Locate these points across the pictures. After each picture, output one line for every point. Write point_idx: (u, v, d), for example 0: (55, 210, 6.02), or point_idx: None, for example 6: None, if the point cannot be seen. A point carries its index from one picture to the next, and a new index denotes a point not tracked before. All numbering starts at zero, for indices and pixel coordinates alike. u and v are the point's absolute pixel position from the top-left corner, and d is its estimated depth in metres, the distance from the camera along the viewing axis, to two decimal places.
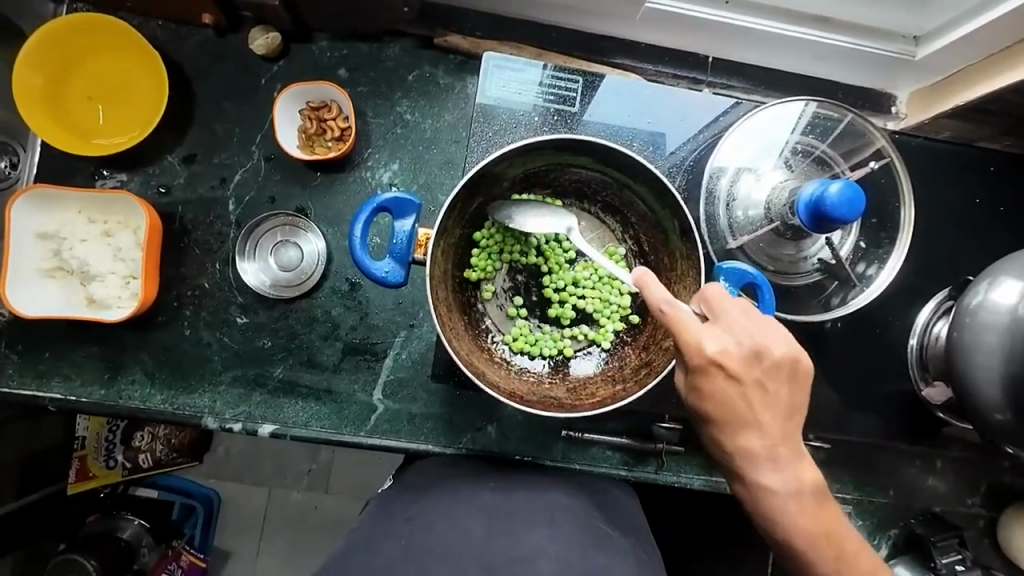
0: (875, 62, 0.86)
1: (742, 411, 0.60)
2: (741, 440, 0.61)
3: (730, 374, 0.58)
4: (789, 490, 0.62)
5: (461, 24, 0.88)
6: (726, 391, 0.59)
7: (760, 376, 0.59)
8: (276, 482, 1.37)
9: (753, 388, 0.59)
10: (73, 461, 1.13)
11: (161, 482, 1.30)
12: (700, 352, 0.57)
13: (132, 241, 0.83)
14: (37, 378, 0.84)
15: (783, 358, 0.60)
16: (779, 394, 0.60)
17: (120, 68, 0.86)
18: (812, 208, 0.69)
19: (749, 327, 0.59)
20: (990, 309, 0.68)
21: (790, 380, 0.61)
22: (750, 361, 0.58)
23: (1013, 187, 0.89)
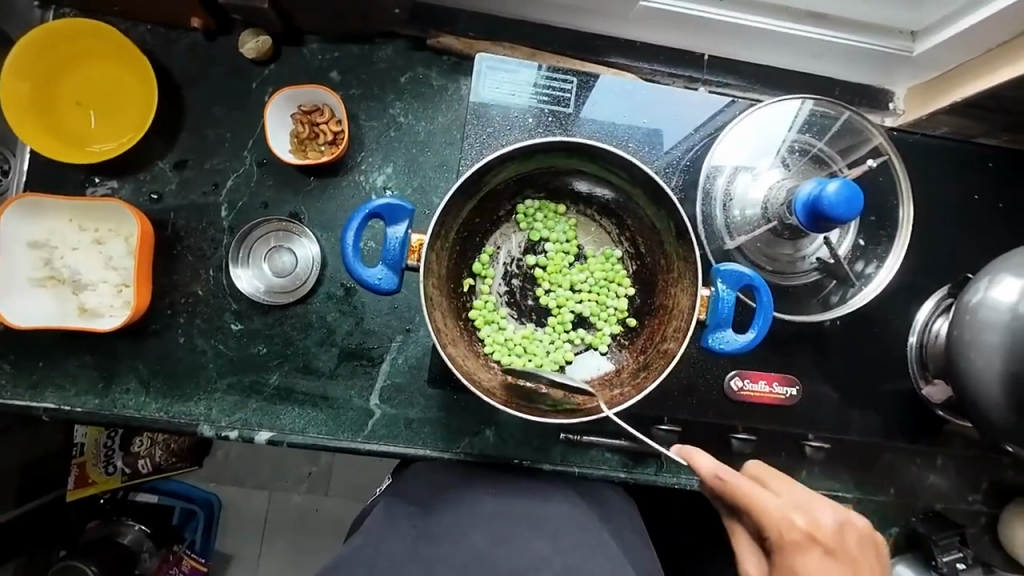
0: (872, 58, 0.85)
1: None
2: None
3: (823, 549, 0.60)
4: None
5: (453, 24, 0.87)
6: (826, 573, 0.59)
7: (852, 553, 0.61)
8: (276, 486, 1.37)
9: (847, 567, 0.60)
10: (72, 469, 1.18)
11: (161, 487, 1.30)
12: (789, 524, 0.60)
13: (124, 249, 0.82)
14: (30, 388, 0.83)
15: (865, 532, 0.63)
16: (869, 573, 0.62)
17: (109, 74, 0.85)
18: (809, 208, 0.68)
19: (823, 497, 0.64)
20: (990, 307, 0.68)
21: (875, 558, 0.63)
22: (838, 534, 0.61)
23: (1013, 182, 0.88)
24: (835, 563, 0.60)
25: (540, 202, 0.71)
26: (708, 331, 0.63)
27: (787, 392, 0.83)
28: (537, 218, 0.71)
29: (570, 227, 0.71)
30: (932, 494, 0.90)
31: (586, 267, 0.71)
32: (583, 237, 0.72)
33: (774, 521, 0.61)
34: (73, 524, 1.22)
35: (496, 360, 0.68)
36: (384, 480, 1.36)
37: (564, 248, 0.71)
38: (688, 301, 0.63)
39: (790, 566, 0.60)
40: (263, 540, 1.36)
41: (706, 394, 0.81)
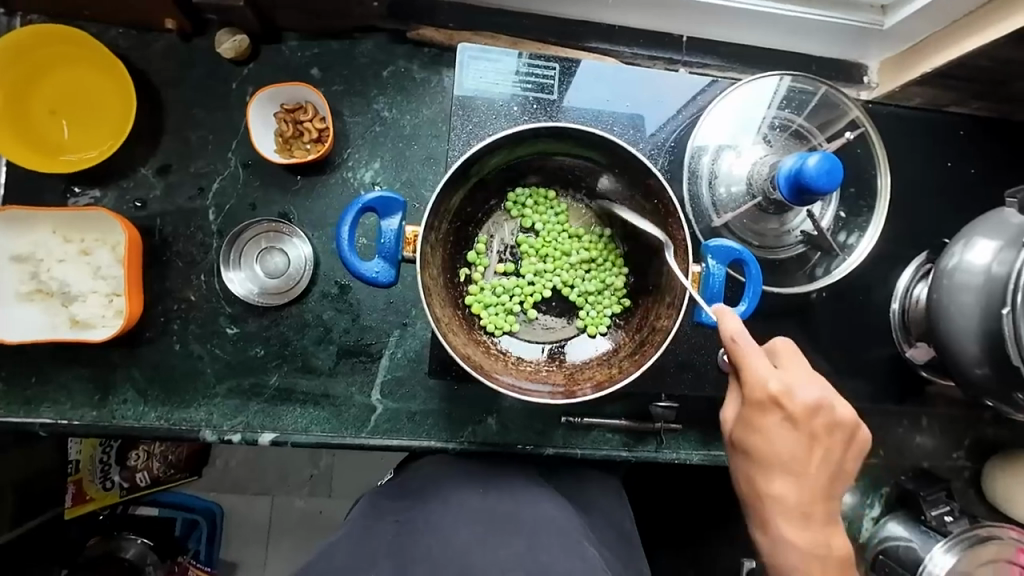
0: (844, 33, 0.87)
1: (791, 456, 0.64)
2: (777, 482, 0.65)
3: (789, 417, 0.63)
4: (803, 538, 0.66)
5: (433, 15, 0.87)
6: (782, 435, 0.63)
7: (818, 428, 0.64)
8: (279, 488, 1.38)
9: (807, 437, 0.64)
10: (68, 486, 1.15)
11: (161, 499, 1.28)
12: (764, 389, 0.62)
13: (111, 258, 0.81)
14: (25, 405, 0.82)
15: (844, 416, 0.65)
16: (831, 447, 0.66)
17: (84, 81, 0.83)
18: (792, 181, 0.70)
19: (818, 377, 0.63)
20: (965, 269, 0.71)
21: (846, 440, 0.66)
22: (811, 410, 0.63)
23: (985, 149, 0.91)
24: (795, 430, 0.63)
25: (529, 188, 0.72)
26: (701, 306, 0.65)
27: None
28: (527, 202, 0.72)
29: (561, 209, 0.72)
30: (918, 453, 0.94)
31: (580, 246, 0.72)
32: (573, 221, 0.73)
33: (757, 386, 0.62)
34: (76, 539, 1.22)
35: (494, 347, 0.68)
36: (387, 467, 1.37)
37: (557, 230, 0.72)
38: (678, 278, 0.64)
39: (747, 419, 0.64)
40: (269, 543, 1.37)
41: (701, 369, 0.83)
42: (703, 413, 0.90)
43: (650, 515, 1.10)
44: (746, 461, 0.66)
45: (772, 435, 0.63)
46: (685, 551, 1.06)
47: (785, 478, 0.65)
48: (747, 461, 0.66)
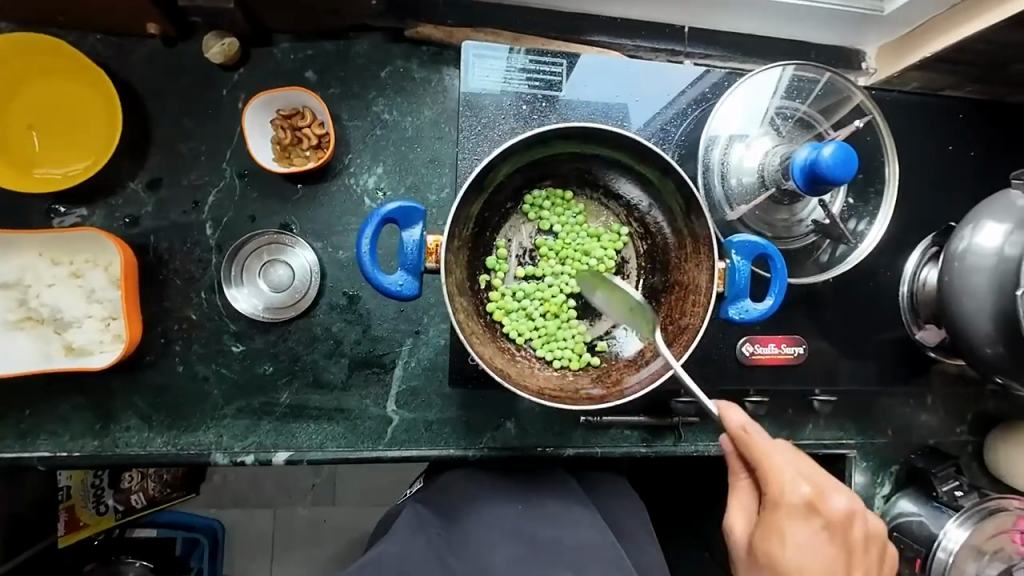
0: (845, 20, 0.87)
1: (820, 570, 0.63)
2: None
3: (818, 526, 0.63)
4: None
5: (431, 12, 0.84)
6: (811, 547, 0.62)
7: (845, 540, 0.64)
8: (282, 501, 1.35)
9: (835, 548, 0.63)
10: (58, 514, 1.11)
11: (158, 519, 1.25)
12: (792, 489, 0.62)
13: (104, 280, 0.76)
14: (20, 438, 0.78)
15: (869, 526, 0.66)
16: (857, 561, 0.65)
17: (65, 93, 0.78)
18: (807, 172, 0.71)
19: (840, 483, 0.65)
20: (976, 252, 0.72)
21: (867, 552, 0.66)
22: (843, 517, 0.63)
23: (981, 131, 0.93)
24: (823, 539, 0.63)
25: (545, 189, 0.70)
26: (728, 303, 0.64)
27: (793, 351, 0.86)
28: (544, 204, 0.70)
29: (579, 208, 0.71)
30: (925, 431, 0.96)
31: (600, 244, 0.70)
32: (591, 220, 0.72)
33: (782, 491, 0.62)
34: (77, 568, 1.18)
35: (519, 354, 0.67)
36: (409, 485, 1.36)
37: (576, 231, 0.70)
38: (705, 274, 0.63)
39: (775, 526, 0.63)
40: (278, 558, 1.34)
41: (718, 361, 0.84)
42: None
43: (663, 505, 1.11)
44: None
45: (799, 545, 0.62)
46: (698, 538, 1.08)
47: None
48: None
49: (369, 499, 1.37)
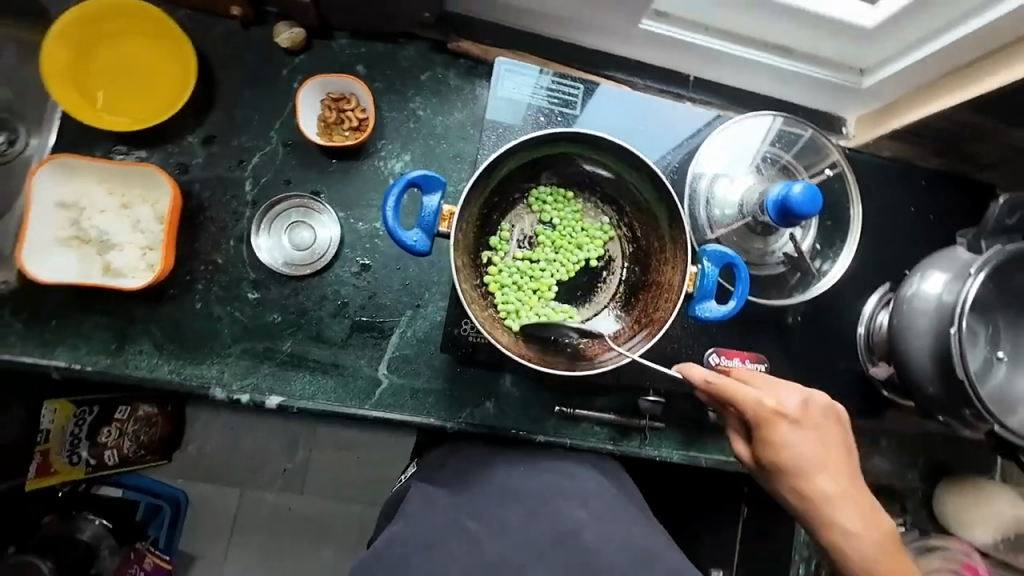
0: (830, 88, 1.00)
1: (811, 455, 0.71)
2: (816, 482, 0.70)
3: (794, 420, 0.71)
4: (860, 519, 0.70)
5: (474, 31, 0.97)
6: (795, 442, 0.70)
7: (820, 426, 0.72)
8: (251, 483, 1.51)
9: (815, 434, 0.71)
10: (34, 456, 1.17)
11: (127, 482, 1.38)
12: (758, 405, 0.71)
13: (150, 214, 0.86)
14: (40, 346, 0.85)
15: (829, 407, 0.73)
16: (835, 441, 0.72)
17: (149, 51, 0.90)
18: (778, 206, 0.81)
19: (791, 382, 0.73)
20: (922, 297, 0.81)
21: (840, 431, 0.73)
22: (803, 410, 0.71)
23: (944, 198, 1.04)
24: (802, 430, 0.71)
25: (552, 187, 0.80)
26: (696, 301, 0.73)
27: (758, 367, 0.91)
28: (549, 199, 0.80)
29: (578, 208, 0.80)
30: (875, 471, 1.02)
31: (592, 240, 0.79)
32: (586, 217, 0.81)
33: (749, 401, 0.71)
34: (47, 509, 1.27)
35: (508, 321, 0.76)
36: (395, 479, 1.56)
37: (572, 226, 0.80)
38: (676, 278, 0.72)
39: (762, 437, 0.71)
40: (235, 539, 1.49)
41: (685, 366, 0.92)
42: (684, 414, 0.98)
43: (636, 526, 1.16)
44: (780, 475, 0.72)
45: (787, 443, 0.70)
46: None
47: (818, 475, 0.70)
48: (782, 474, 0.72)
49: (351, 495, 1.54)
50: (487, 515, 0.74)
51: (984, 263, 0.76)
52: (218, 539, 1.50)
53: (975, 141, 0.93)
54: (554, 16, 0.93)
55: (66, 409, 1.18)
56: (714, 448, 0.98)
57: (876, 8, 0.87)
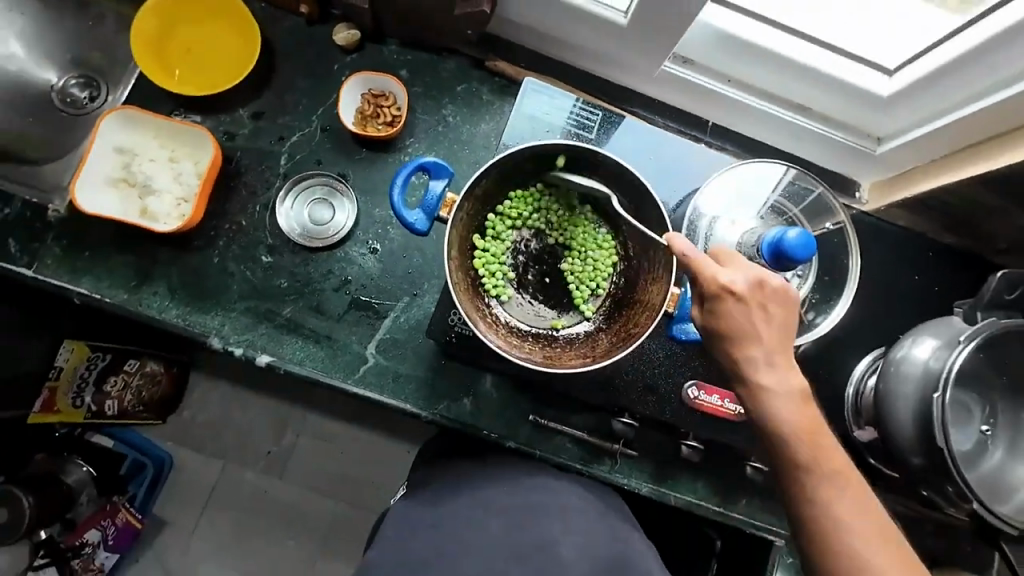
0: (846, 151, 1.02)
1: (750, 325, 0.68)
2: (751, 351, 0.68)
3: (738, 290, 0.68)
4: (790, 393, 0.67)
5: (512, 54, 1.05)
6: (736, 309, 0.68)
7: (766, 304, 0.68)
8: (234, 458, 1.53)
9: (759, 307, 0.68)
10: (42, 391, 1.25)
11: (119, 434, 1.43)
12: (708, 274, 0.68)
13: (192, 170, 0.96)
14: (71, 273, 0.93)
15: (782, 290, 0.69)
16: (777, 320, 0.69)
17: (222, 32, 1.01)
18: (773, 248, 0.82)
19: (748, 261, 0.70)
20: (910, 361, 0.80)
21: (786, 313, 0.69)
22: (753, 288, 0.68)
23: (956, 276, 1.02)
24: (747, 302, 0.68)
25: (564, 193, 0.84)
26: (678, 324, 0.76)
27: (738, 410, 0.91)
28: (561, 204, 0.84)
29: (588, 216, 0.84)
30: None
31: (596, 248, 0.83)
32: (590, 229, 0.84)
33: (696, 265, 0.69)
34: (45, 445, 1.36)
35: (492, 314, 0.80)
36: (374, 480, 1.55)
37: (581, 231, 0.84)
38: (659, 297, 0.74)
39: (707, 308, 0.69)
40: (207, 511, 1.52)
41: (664, 394, 0.92)
42: (658, 446, 0.96)
43: None
44: (717, 339, 0.70)
45: (725, 309, 0.68)
46: None
47: (752, 343, 0.68)
48: (718, 337, 0.69)
49: (325, 488, 1.54)
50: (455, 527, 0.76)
51: (975, 333, 0.76)
52: (192, 504, 1.52)
53: (987, 221, 0.93)
54: (587, 50, 1.00)
55: (82, 350, 1.27)
56: (685, 488, 0.96)
57: (892, 80, 0.91)
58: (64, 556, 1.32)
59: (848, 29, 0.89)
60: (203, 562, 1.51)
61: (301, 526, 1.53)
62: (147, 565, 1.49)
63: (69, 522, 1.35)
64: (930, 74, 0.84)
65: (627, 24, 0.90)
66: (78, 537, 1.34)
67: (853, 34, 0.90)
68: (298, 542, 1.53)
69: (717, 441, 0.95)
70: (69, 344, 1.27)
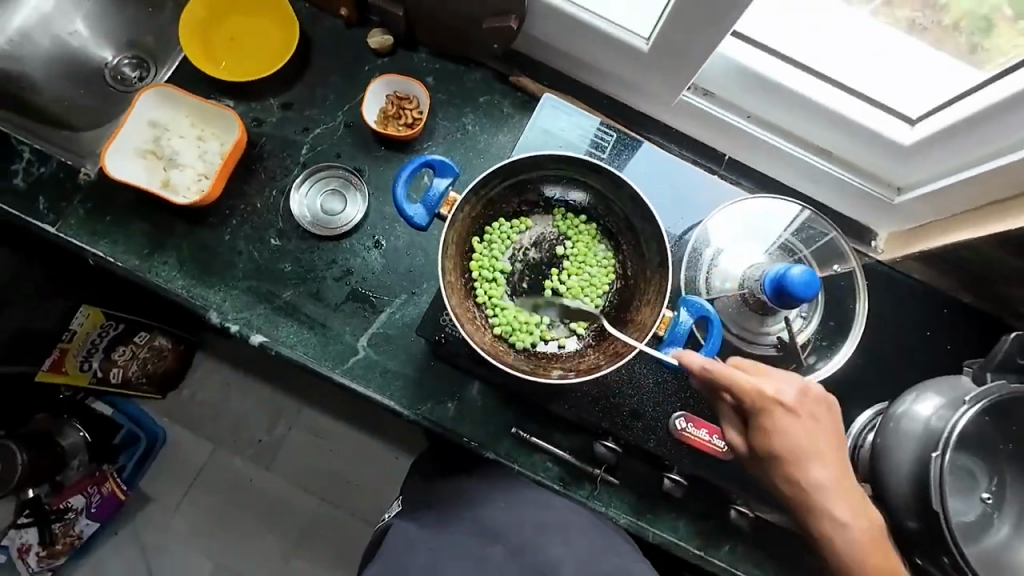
0: (864, 198, 1.00)
1: (806, 444, 0.69)
2: (808, 466, 0.69)
3: (791, 409, 0.69)
4: (845, 500, 0.69)
5: (537, 72, 1.08)
6: (794, 432, 0.69)
7: (813, 410, 0.70)
8: (224, 442, 1.54)
9: (812, 422, 0.70)
10: (54, 352, 1.30)
11: (120, 405, 1.45)
12: (757, 393, 0.69)
13: (217, 150, 1.02)
14: (91, 235, 0.98)
15: (825, 399, 0.71)
16: (827, 431, 0.71)
17: (264, 25, 1.07)
18: (776, 284, 0.80)
19: (787, 371, 0.71)
20: (910, 417, 0.76)
21: (833, 421, 0.72)
22: (799, 399, 0.69)
23: (974, 338, 0.98)
24: (800, 418, 0.69)
25: (572, 209, 0.85)
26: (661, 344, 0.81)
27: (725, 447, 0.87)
28: (567, 218, 0.85)
29: (592, 233, 0.85)
30: None
31: (595, 265, 0.83)
32: (591, 246, 0.84)
33: (753, 389, 0.69)
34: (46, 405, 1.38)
35: (480, 317, 0.80)
36: (356, 480, 1.53)
37: (583, 247, 0.84)
38: (651, 316, 0.76)
39: (759, 424, 0.70)
40: (191, 492, 1.52)
41: (651, 423, 0.89)
42: (641, 477, 0.93)
43: None
44: (776, 463, 0.70)
45: (784, 432, 0.69)
46: None
47: (812, 461, 0.69)
48: (777, 461, 0.70)
49: (309, 485, 1.53)
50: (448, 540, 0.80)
51: (981, 395, 0.72)
52: (177, 482, 1.53)
53: (1010, 284, 0.90)
54: (610, 75, 1.02)
55: (97, 317, 1.31)
56: (666, 525, 0.93)
57: (914, 129, 0.89)
58: (47, 517, 1.33)
59: (869, 76, 0.89)
60: (180, 542, 1.51)
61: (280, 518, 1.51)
62: (126, 537, 1.50)
63: (57, 484, 1.35)
64: (950, 126, 0.83)
65: (649, 50, 0.92)
66: (63, 501, 1.35)
67: (875, 81, 0.89)
68: (275, 536, 1.51)
69: (702, 480, 0.90)
70: (85, 309, 1.31)
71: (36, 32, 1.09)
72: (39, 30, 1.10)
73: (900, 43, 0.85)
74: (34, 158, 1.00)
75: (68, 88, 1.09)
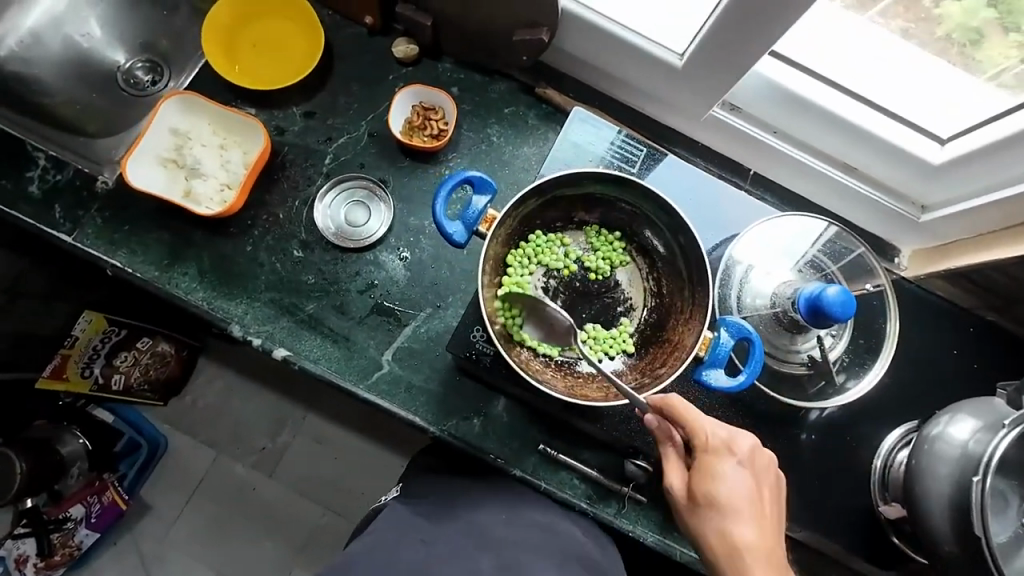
0: (888, 215, 1.00)
1: (745, 496, 0.67)
2: (739, 518, 0.66)
3: (737, 463, 0.67)
4: (772, 558, 0.65)
5: (561, 85, 1.07)
6: (735, 491, 0.66)
7: (758, 472, 0.69)
8: (228, 449, 1.51)
9: (756, 483, 0.68)
10: (55, 357, 1.26)
11: (120, 411, 1.41)
12: (710, 435, 0.68)
13: (240, 159, 1.00)
14: (108, 245, 0.95)
15: (774, 466, 0.70)
16: (767, 495, 0.69)
17: (289, 33, 1.05)
18: (811, 303, 0.80)
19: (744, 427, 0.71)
20: (946, 440, 0.76)
21: (776, 489, 0.70)
22: (749, 453, 0.68)
23: (997, 355, 0.98)
24: (742, 475, 0.67)
25: (605, 226, 0.85)
26: (703, 366, 0.79)
27: None
28: (601, 236, 0.85)
29: (624, 250, 0.85)
30: None
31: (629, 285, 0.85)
32: (620, 263, 0.85)
33: (708, 436, 0.68)
34: (45, 412, 1.35)
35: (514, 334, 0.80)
36: (363, 489, 1.51)
37: (614, 263, 0.85)
38: (690, 338, 0.75)
39: (701, 469, 0.68)
40: (194, 500, 1.49)
41: None
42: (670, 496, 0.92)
43: None
44: (709, 513, 0.67)
45: (726, 490, 0.66)
46: None
47: (744, 523, 0.66)
48: (708, 510, 0.67)
49: (312, 493, 1.51)
50: (465, 547, 0.78)
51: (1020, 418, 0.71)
52: (177, 491, 1.49)
53: None
54: (636, 88, 1.01)
55: (99, 323, 1.27)
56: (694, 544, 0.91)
57: (944, 149, 0.89)
58: (45, 528, 1.30)
59: (877, 89, 0.89)
60: (181, 551, 1.47)
61: (285, 527, 1.49)
62: (125, 547, 1.46)
63: (56, 493, 1.32)
64: (977, 149, 0.83)
65: (682, 66, 0.91)
66: (61, 511, 1.33)
67: (904, 99, 0.89)
68: (276, 545, 1.48)
69: None
70: (88, 314, 1.28)
71: (46, 32, 1.06)
72: (49, 30, 1.06)
73: (905, 55, 0.84)
74: (50, 165, 0.98)
75: (79, 91, 1.06)
